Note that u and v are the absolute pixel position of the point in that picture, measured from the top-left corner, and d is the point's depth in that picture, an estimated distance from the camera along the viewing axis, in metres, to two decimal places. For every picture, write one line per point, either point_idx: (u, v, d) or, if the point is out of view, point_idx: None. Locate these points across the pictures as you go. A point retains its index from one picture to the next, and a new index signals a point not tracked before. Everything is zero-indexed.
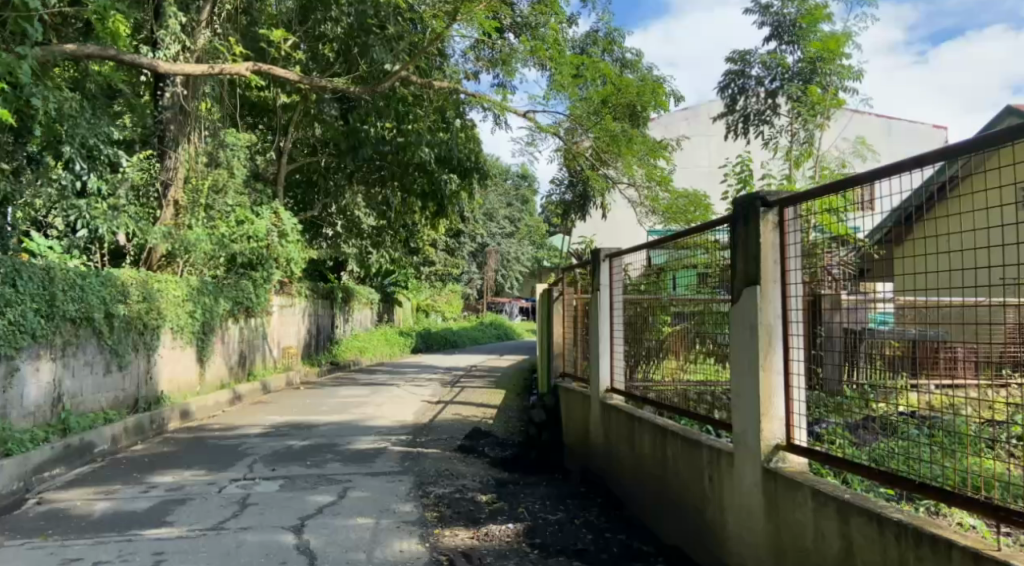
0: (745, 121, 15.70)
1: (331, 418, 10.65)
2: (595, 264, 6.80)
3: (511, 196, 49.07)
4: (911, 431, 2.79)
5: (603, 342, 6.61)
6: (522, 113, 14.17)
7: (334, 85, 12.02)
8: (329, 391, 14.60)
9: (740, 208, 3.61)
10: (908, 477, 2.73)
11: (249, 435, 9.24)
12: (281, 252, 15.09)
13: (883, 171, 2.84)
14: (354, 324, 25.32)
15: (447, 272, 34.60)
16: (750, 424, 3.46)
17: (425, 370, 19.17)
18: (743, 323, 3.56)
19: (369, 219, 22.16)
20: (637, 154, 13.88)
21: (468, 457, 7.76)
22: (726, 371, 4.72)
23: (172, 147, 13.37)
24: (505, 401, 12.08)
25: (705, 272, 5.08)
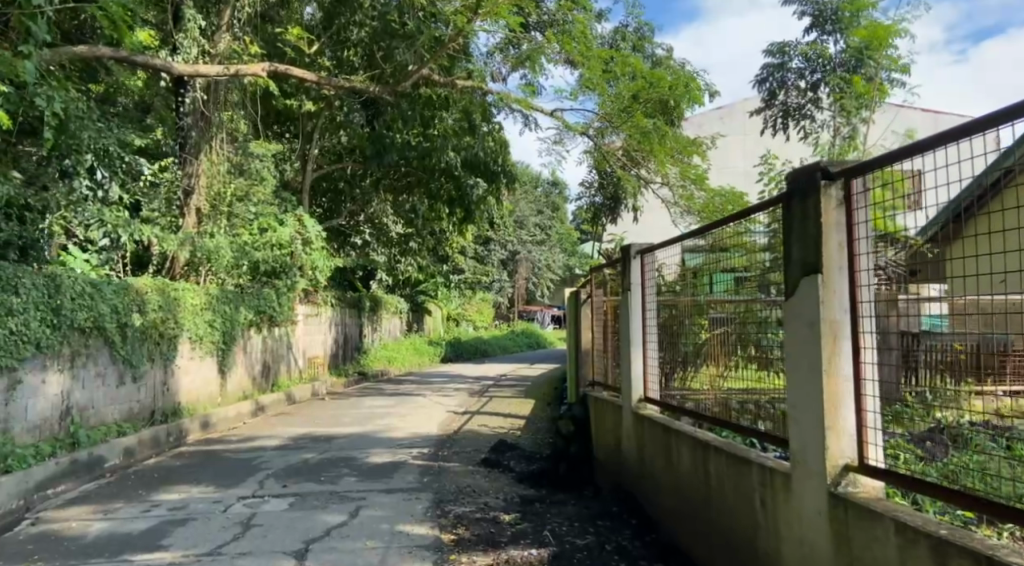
0: (784, 116, 14.93)
1: (351, 430, 10.25)
2: (626, 262, 6.24)
3: (541, 203, 48.62)
4: (988, 445, 2.35)
5: (634, 347, 6.05)
6: (549, 113, 13.76)
7: (356, 85, 11.74)
8: (354, 401, 14.24)
9: (795, 183, 3.05)
10: (992, 501, 2.16)
11: (266, 448, 8.86)
12: (305, 260, 14.78)
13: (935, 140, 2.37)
14: (383, 333, 25.06)
15: (477, 280, 34.25)
16: (812, 440, 2.87)
17: (454, 380, 18.74)
18: (802, 319, 2.97)
19: (397, 227, 21.90)
20: (669, 151, 13.40)
21: (492, 472, 7.27)
22: (773, 378, 4.19)
23: (194, 155, 13.20)
24: (534, 412, 11.57)
25: (746, 269, 4.55)
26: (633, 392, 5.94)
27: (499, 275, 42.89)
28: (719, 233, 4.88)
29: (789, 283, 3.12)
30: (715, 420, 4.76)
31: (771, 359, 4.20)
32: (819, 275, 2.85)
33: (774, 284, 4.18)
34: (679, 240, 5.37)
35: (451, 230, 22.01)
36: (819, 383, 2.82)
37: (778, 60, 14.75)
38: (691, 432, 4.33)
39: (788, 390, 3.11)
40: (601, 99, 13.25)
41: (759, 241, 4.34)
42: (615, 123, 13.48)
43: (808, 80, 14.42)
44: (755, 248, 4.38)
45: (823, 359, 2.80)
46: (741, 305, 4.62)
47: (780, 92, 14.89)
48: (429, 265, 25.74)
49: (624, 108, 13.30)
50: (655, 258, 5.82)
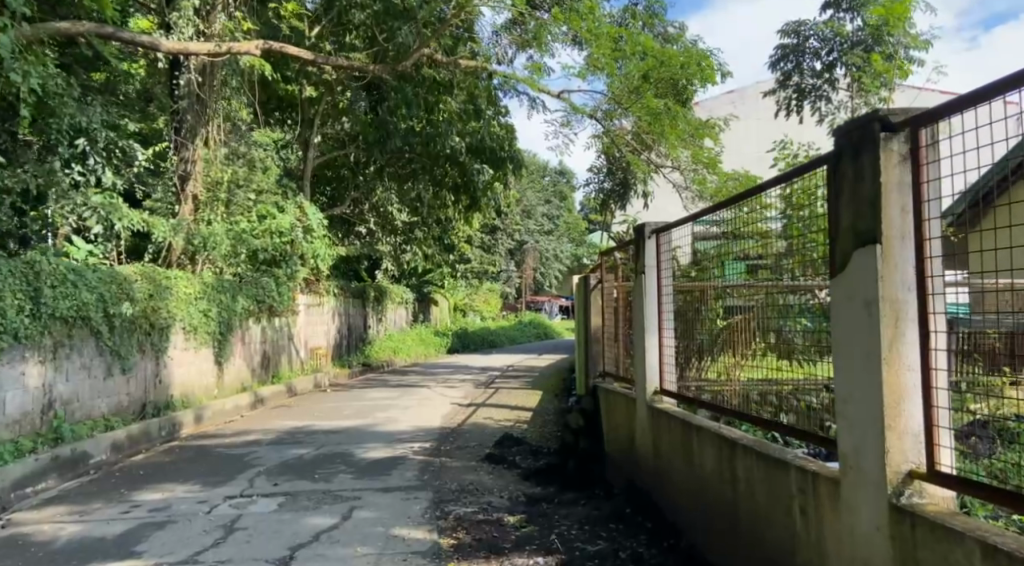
0: (799, 97, 14.07)
1: (350, 424, 9.86)
2: (640, 243, 5.76)
3: (549, 192, 48.08)
4: None
5: (648, 335, 5.58)
6: (555, 95, 13.30)
7: (354, 63, 11.28)
8: (357, 393, 13.85)
9: (846, 137, 2.57)
10: None
11: (260, 444, 8.47)
12: (306, 249, 14.21)
13: (968, 100, 2.08)
14: (388, 324, 24.68)
15: (483, 269, 33.81)
16: (868, 443, 2.43)
17: (458, 371, 18.35)
18: (854, 300, 2.51)
19: (401, 215, 21.48)
20: (681, 134, 12.98)
21: (496, 469, 6.86)
22: (791, 368, 3.82)
23: (190, 140, 12.78)
24: (541, 404, 11.16)
25: (765, 254, 4.12)
26: (646, 384, 5.48)
27: (506, 265, 42.37)
28: (736, 214, 4.45)
29: (836, 257, 2.67)
30: (738, 413, 4.31)
31: (796, 349, 3.76)
32: (874, 247, 2.39)
33: (794, 270, 3.75)
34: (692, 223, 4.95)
35: (456, 219, 21.56)
36: (877, 376, 2.37)
37: (793, 40, 13.91)
38: (716, 428, 3.87)
39: (837, 382, 2.66)
40: (611, 80, 12.70)
41: (773, 228, 3.94)
42: (626, 106, 12.99)
43: (823, 60, 13.61)
44: (774, 230, 3.95)
45: (882, 347, 2.35)
46: (761, 290, 4.18)
47: (795, 74, 14.08)
48: (434, 255, 25.31)
49: (633, 88, 12.79)
50: (670, 237, 5.35)
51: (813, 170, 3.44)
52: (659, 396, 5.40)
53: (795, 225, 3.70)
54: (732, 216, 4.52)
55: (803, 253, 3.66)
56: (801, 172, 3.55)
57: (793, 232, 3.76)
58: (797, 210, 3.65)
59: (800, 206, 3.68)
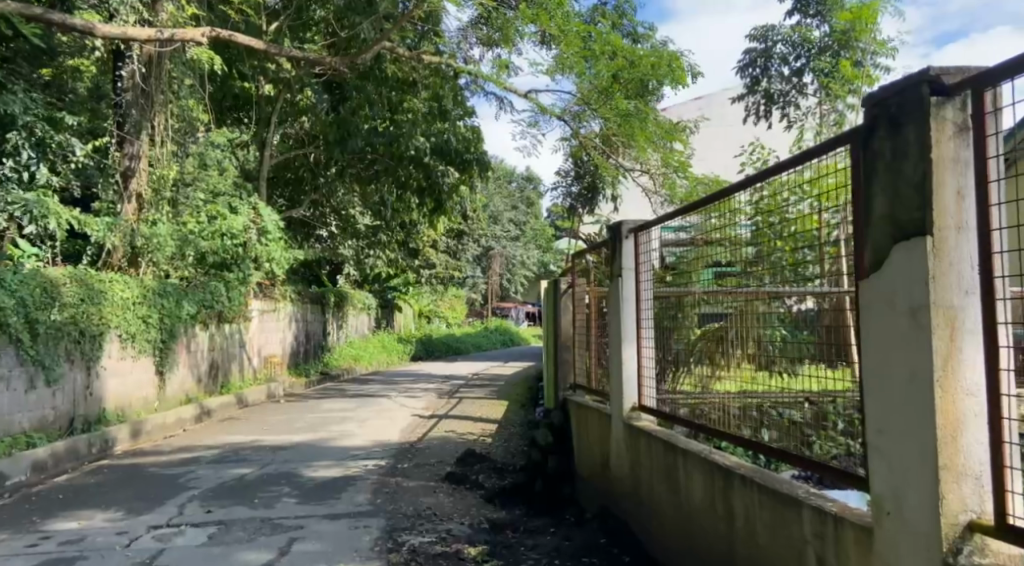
0: (767, 103, 13.84)
1: (302, 438, 9.20)
2: (616, 243, 5.23)
3: (516, 198, 47.64)
4: None
5: (625, 346, 5.02)
6: (522, 95, 12.82)
7: (307, 55, 10.56)
8: (312, 404, 13.13)
9: (880, 109, 2.09)
10: None
11: (200, 462, 7.78)
12: (260, 250, 13.85)
13: None
14: (349, 330, 23.90)
15: (448, 275, 33.15)
16: (914, 486, 1.93)
17: (421, 380, 17.69)
18: (894, 307, 2.02)
19: (364, 218, 20.79)
20: (651, 137, 12.46)
21: (457, 490, 6.30)
22: (772, 379, 3.59)
23: (134, 135, 11.93)
24: (506, 416, 10.61)
25: (734, 259, 3.90)
26: (623, 400, 4.92)
27: (473, 271, 41.76)
28: (707, 217, 4.17)
29: (866, 254, 2.19)
30: (727, 434, 3.82)
31: (777, 361, 3.51)
32: (922, 240, 1.91)
33: (765, 276, 3.57)
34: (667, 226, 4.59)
35: (420, 222, 20.94)
36: (928, 403, 1.88)
37: (761, 44, 13.63)
38: (707, 454, 3.35)
39: (867, 409, 2.17)
40: (580, 81, 12.29)
41: (743, 235, 3.76)
42: (595, 107, 12.56)
43: (792, 65, 13.32)
44: (765, 230, 3.55)
45: (934, 366, 1.86)
46: (737, 296, 3.91)
47: (762, 79, 13.79)
48: (397, 259, 24.65)
49: (603, 89, 12.34)
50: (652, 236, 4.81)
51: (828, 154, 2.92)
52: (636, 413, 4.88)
53: (767, 228, 3.52)
54: (702, 220, 4.23)
55: (780, 259, 3.44)
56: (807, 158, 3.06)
57: (765, 235, 3.56)
58: (802, 203, 3.13)
59: (768, 209, 3.52)
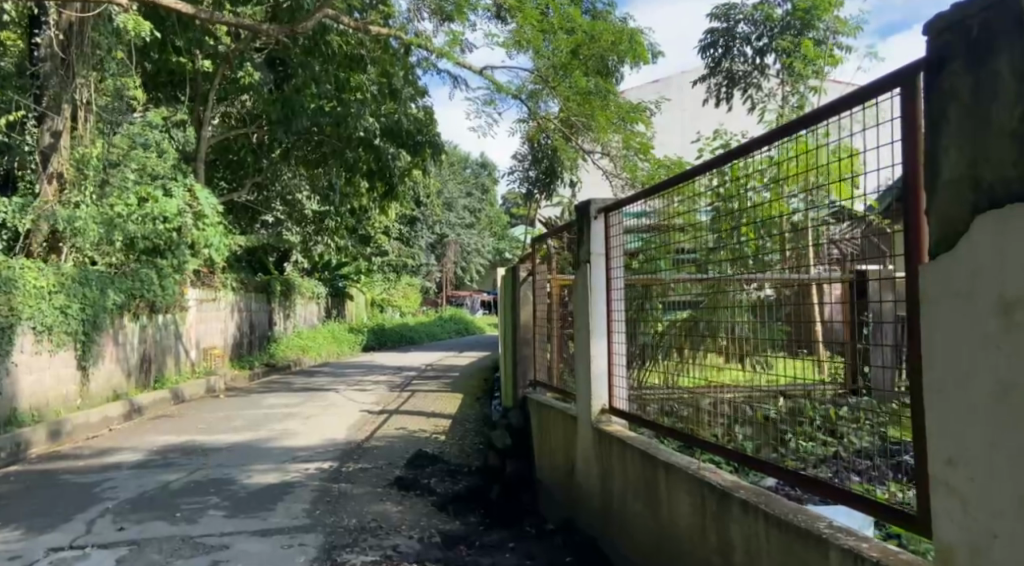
0: (729, 84, 13.11)
1: (240, 438, 8.50)
2: (584, 223, 4.65)
3: (471, 185, 46.91)
4: None
5: (593, 339, 4.49)
6: (478, 71, 12.23)
7: (246, 22, 9.77)
8: (254, 399, 12.36)
9: (956, 33, 1.69)
10: None
11: (122, 468, 7.04)
12: (197, 235, 13.11)
13: None
14: (297, 320, 22.99)
15: (401, 262, 32.32)
16: (1004, 530, 1.53)
17: (373, 371, 17.01)
18: (970, 297, 1.61)
19: (312, 202, 19.93)
20: (612, 117, 12.00)
21: (407, 497, 5.73)
22: (731, 372, 3.38)
23: (55, 110, 10.99)
24: (461, 410, 10.08)
25: (700, 247, 3.63)
26: (592, 400, 4.41)
27: (426, 258, 40.93)
28: (677, 201, 3.76)
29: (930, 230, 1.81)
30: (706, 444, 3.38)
31: (749, 355, 3.25)
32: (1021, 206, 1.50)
33: (724, 263, 3.42)
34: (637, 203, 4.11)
35: (372, 207, 20.15)
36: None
37: (722, 23, 12.94)
38: (695, 472, 2.86)
39: (928, 426, 1.76)
40: (537, 59, 11.78)
41: (701, 220, 3.57)
42: (553, 87, 12.07)
43: (753, 46, 12.66)
44: (742, 214, 3.26)
45: None
46: (704, 284, 3.61)
47: (724, 60, 13.07)
48: (347, 245, 23.80)
49: (562, 67, 11.82)
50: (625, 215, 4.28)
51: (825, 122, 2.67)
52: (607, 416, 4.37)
53: (729, 214, 3.35)
54: (661, 205, 3.93)
55: (748, 244, 3.23)
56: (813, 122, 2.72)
57: (729, 218, 3.35)
58: (780, 183, 3.02)
59: (730, 196, 3.35)
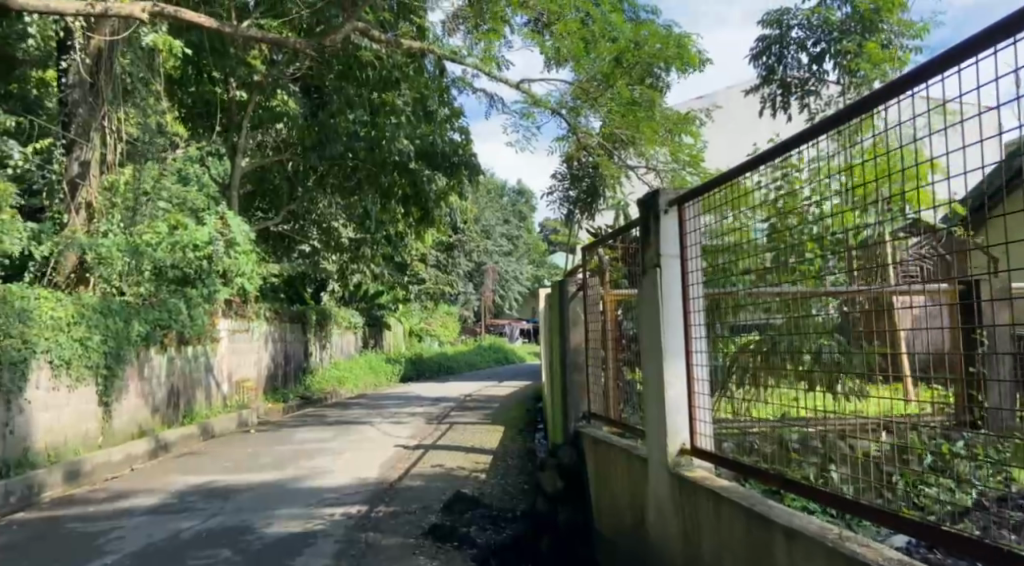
0: (785, 93, 12.27)
1: (265, 478, 7.86)
2: (648, 222, 3.93)
3: (508, 212, 46.45)
4: None
5: (667, 362, 3.69)
6: (516, 85, 11.64)
7: (269, 36, 9.27)
8: (286, 433, 11.78)
9: None
10: None
11: (134, 513, 6.42)
12: (228, 264, 12.66)
13: None
14: (334, 350, 22.56)
15: (439, 291, 31.80)
16: None
17: (410, 403, 16.31)
18: None
19: (347, 230, 19.57)
20: (659, 130, 11.15)
21: (443, 550, 4.97)
22: (812, 400, 2.81)
23: (83, 137, 10.65)
24: (503, 445, 9.32)
25: (785, 261, 2.93)
26: (668, 437, 3.60)
27: (465, 287, 40.40)
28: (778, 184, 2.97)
29: None
30: (824, 495, 2.62)
31: (833, 377, 2.67)
32: None
33: (785, 281, 2.96)
34: (702, 197, 3.52)
35: (409, 234, 19.65)
36: None
37: (776, 30, 12.12)
38: (838, 546, 2.10)
39: None
40: (579, 70, 11.24)
41: (756, 239, 3.15)
42: (594, 99, 11.42)
43: (810, 52, 11.81)
44: (806, 232, 2.79)
45: None
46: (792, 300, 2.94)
47: (777, 68, 12.28)
48: (384, 273, 23.40)
49: (604, 77, 11.24)
50: (705, 211, 3.51)
51: (876, 109, 2.40)
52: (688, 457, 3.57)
53: (786, 231, 2.92)
54: (713, 222, 3.45)
55: (816, 263, 2.75)
56: (872, 105, 2.39)
57: (805, 232, 2.80)
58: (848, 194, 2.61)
59: (787, 211, 2.91)
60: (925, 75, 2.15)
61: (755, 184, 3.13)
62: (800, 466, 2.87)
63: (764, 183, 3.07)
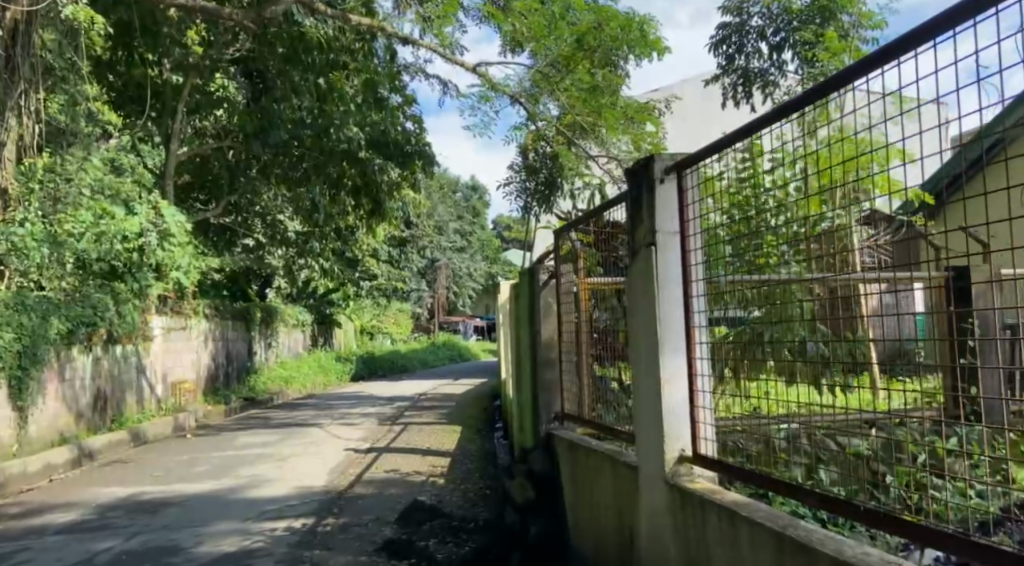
0: (745, 83, 11.92)
1: (201, 489, 7.16)
2: (638, 192, 3.40)
3: (461, 208, 45.74)
4: None
5: (664, 355, 3.17)
6: (470, 68, 11.11)
7: (198, 5, 8.44)
8: (227, 438, 11.01)
9: None
10: None
11: (45, 531, 5.67)
12: (162, 257, 11.86)
13: None
14: (281, 349, 21.64)
15: (391, 287, 30.97)
16: None
17: (361, 403, 15.61)
18: None
19: (294, 223, 18.73)
20: (620, 117, 10.69)
21: None
22: (773, 403, 2.70)
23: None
24: (460, 446, 8.81)
25: (741, 254, 2.84)
26: (665, 445, 3.10)
27: (417, 284, 39.60)
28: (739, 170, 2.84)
29: None
30: (843, 507, 2.22)
31: (800, 370, 2.59)
32: None
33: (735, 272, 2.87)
34: (704, 158, 3.00)
35: (359, 228, 18.90)
36: None
37: (737, 18, 11.79)
38: None
39: None
40: (537, 54, 10.76)
41: (713, 228, 3.01)
42: (554, 85, 10.86)
43: (770, 41, 11.52)
44: (766, 227, 2.71)
45: None
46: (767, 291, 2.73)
47: (738, 58, 12.00)
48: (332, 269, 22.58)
49: (564, 62, 10.74)
50: (709, 182, 3.02)
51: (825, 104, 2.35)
52: (688, 465, 3.09)
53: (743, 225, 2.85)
54: (717, 196, 2.97)
55: (772, 254, 2.74)
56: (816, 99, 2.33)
57: (765, 227, 2.74)
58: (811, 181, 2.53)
59: (744, 203, 2.84)
60: (875, 64, 2.08)
61: (716, 170, 2.97)
62: (787, 469, 2.67)
63: (726, 170, 2.93)
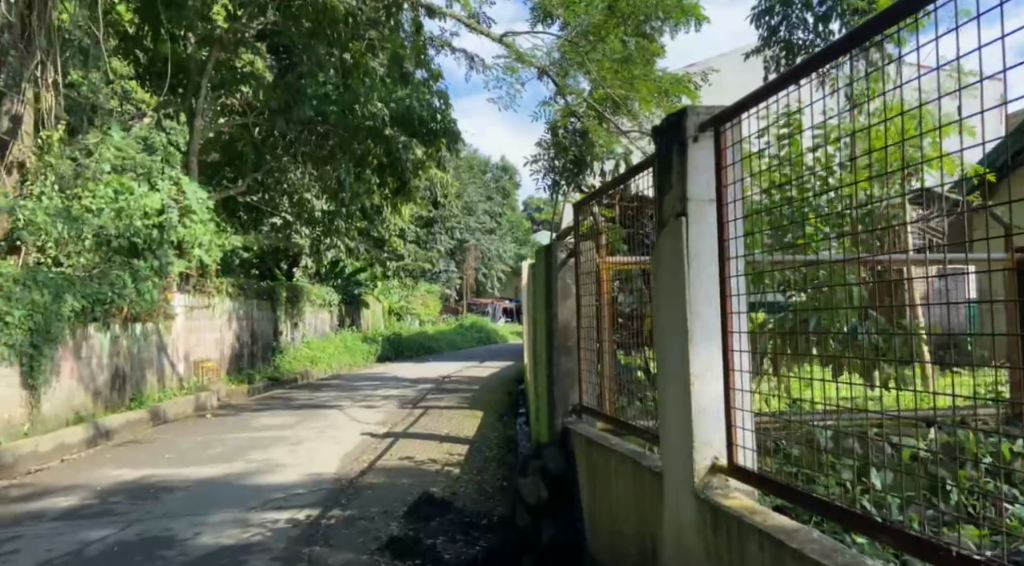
0: (788, 56, 11.25)
1: (209, 473, 6.92)
2: (669, 153, 2.94)
3: (491, 188, 45.30)
4: None
5: (692, 346, 2.72)
6: (496, 38, 10.68)
7: None
8: (246, 419, 10.82)
9: None
10: None
11: (42, 516, 5.45)
12: (183, 234, 11.62)
13: None
14: (307, 329, 21.55)
15: (419, 268, 30.74)
16: None
17: (385, 385, 15.37)
18: None
19: (320, 201, 18.40)
20: (656, 90, 10.07)
21: None
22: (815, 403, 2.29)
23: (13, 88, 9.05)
24: (480, 433, 8.45)
25: (778, 234, 2.40)
26: (694, 452, 2.68)
27: (446, 265, 39.35)
28: (780, 146, 2.41)
29: None
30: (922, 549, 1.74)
31: (846, 364, 2.15)
32: None
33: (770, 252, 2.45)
34: (747, 111, 2.51)
35: (385, 207, 18.59)
36: None
37: None
38: None
39: None
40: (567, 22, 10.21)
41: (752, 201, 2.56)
42: (583, 56, 10.35)
43: (817, 11, 10.75)
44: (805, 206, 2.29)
45: None
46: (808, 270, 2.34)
47: (781, 29, 11.29)
48: (359, 248, 22.36)
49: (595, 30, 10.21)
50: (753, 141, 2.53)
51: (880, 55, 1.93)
52: (722, 476, 2.67)
53: (771, 207, 2.43)
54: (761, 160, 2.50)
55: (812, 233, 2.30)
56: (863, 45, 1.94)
57: (805, 208, 2.34)
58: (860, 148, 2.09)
59: (784, 181, 2.41)
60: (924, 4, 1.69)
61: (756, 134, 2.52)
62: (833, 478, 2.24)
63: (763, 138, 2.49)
